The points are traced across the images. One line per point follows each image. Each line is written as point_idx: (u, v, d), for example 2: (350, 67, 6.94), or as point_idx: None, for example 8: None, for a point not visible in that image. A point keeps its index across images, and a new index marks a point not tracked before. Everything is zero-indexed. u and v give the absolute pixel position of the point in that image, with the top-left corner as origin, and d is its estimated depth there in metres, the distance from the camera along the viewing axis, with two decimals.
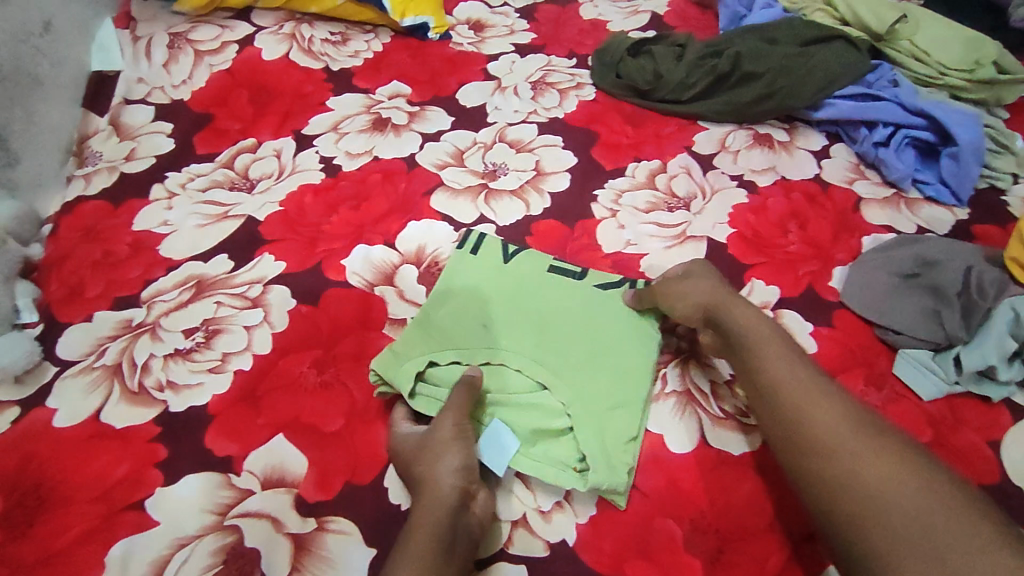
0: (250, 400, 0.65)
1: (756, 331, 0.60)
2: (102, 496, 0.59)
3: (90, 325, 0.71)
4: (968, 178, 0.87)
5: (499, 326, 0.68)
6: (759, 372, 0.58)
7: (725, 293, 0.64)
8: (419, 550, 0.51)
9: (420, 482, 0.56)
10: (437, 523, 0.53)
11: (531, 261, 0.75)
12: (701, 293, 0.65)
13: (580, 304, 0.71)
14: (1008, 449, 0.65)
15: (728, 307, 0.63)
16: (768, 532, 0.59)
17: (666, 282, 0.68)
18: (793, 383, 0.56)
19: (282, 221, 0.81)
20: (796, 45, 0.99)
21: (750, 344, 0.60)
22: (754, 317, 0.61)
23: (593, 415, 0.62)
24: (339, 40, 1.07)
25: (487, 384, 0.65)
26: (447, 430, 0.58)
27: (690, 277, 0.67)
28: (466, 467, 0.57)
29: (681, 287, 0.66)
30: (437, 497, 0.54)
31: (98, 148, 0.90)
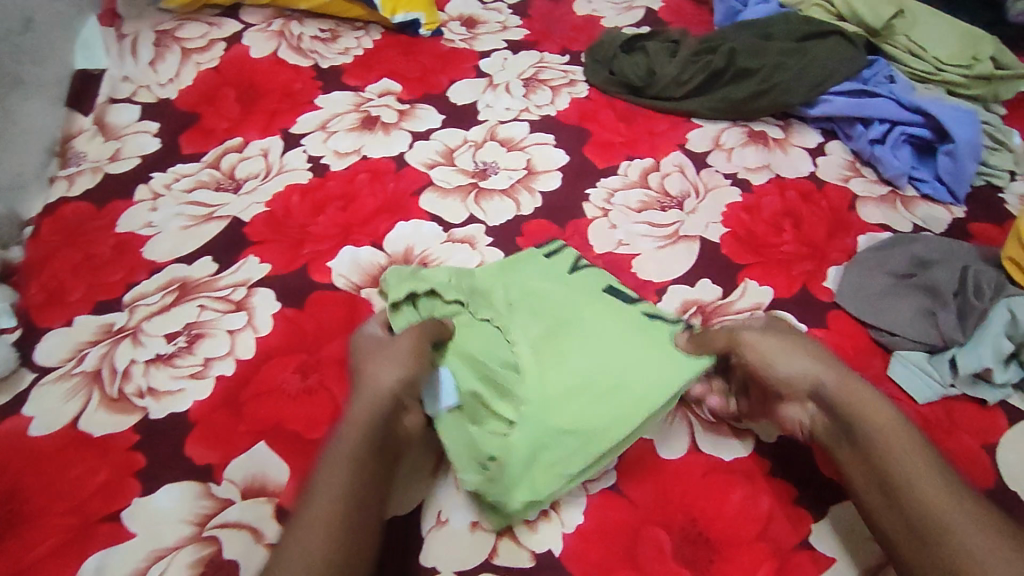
0: (233, 406, 0.64)
1: (882, 424, 0.54)
2: (78, 507, 0.58)
3: (70, 330, 0.70)
4: (965, 174, 0.85)
5: (520, 309, 0.66)
6: (890, 472, 0.52)
7: (841, 371, 0.58)
8: (344, 452, 0.53)
9: (363, 380, 0.58)
10: (362, 424, 0.54)
11: (594, 278, 0.71)
12: (808, 363, 0.58)
13: (607, 323, 0.65)
14: (1003, 453, 0.64)
15: (848, 396, 0.56)
16: (758, 541, 0.58)
17: (754, 334, 0.60)
18: (939, 497, 0.50)
19: (268, 222, 0.80)
20: (791, 41, 0.98)
21: (881, 441, 0.53)
22: (879, 405, 0.55)
23: (547, 440, 0.58)
24: (328, 37, 1.06)
25: (469, 338, 0.65)
26: (401, 345, 0.60)
27: (790, 346, 0.59)
28: (408, 378, 0.57)
29: (782, 362, 0.58)
30: (372, 398, 0.56)
31: (82, 148, 0.89)
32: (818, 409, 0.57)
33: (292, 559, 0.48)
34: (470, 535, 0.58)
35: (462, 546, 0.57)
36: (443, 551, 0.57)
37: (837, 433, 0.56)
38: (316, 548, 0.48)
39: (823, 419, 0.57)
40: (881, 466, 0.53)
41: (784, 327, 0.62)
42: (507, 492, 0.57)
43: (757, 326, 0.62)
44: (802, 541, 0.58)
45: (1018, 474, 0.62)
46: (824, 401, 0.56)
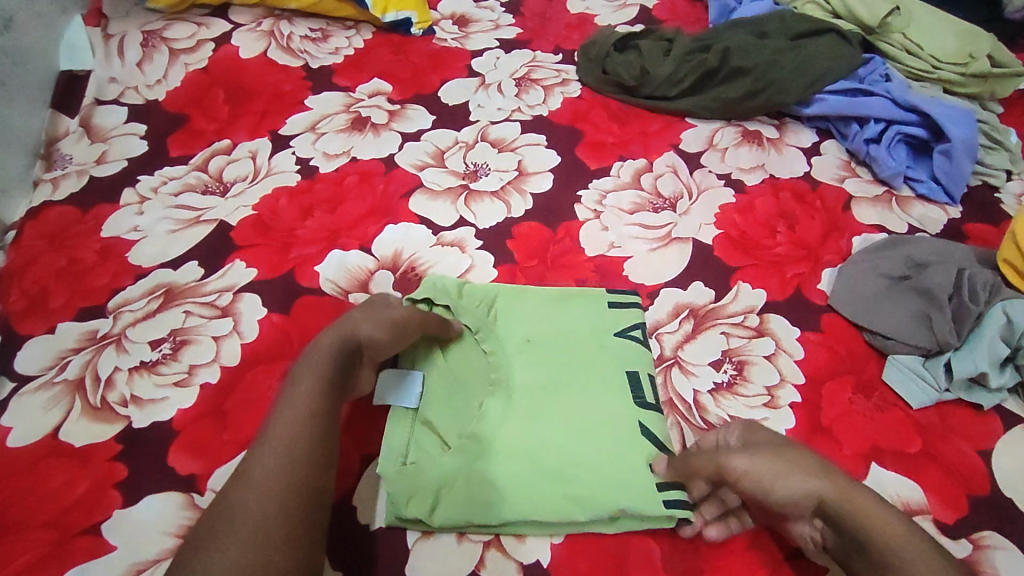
0: (217, 415, 0.63)
1: (889, 538, 0.49)
2: (58, 519, 0.57)
3: (52, 337, 0.69)
4: (961, 174, 0.84)
5: (535, 349, 0.68)
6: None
7: (838, 481, 0.52)
8: (302, 387, 0.53)
9: (338, 322, 0.59)
10: (326, 367, 0.55)
11: (633, 355, 0.68)
12: (805, 481, 0.52)
13: (595, 426, 0.62)
14: (998, 459, 0.63)
15: (857, 515, 0.50)
16: (749, 550, 0.57)
17: (742, 461, 0.54)
18: None
19: (255, 226, 0.79)
20: (786, 39, 0.97)
21: (899, 562, 0.47)
22: (889, 520, 0.49)
23: (468, 477, 0.59)
24: (319, 36, 1.05)
25: (470, 352, 0.67)
26: (388, 312, 0.60)
27: (787, 464, 0.53)
28: (381, 333, 0.59)
29: (782, 483, 0.52)
30: (340, 338, 0.57)
31: (68, 150, 0.88)
32: (827, 527, 0.52)
33: (255, 466, 0.48)
34: (456, 546, 0.57)
35: (449, 556, 0.56)
36: (429, 562, 0.56)
37: (853, 556, 0.50)
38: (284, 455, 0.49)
39: (834, 537, 0.51)
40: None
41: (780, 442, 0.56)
42: (403, 502, 0.58)
43: (739, 445, 0.56)
44: (792, 551, 0.57)
45: (1013, 480, 0.61)
46: (831, 518, 0.51)
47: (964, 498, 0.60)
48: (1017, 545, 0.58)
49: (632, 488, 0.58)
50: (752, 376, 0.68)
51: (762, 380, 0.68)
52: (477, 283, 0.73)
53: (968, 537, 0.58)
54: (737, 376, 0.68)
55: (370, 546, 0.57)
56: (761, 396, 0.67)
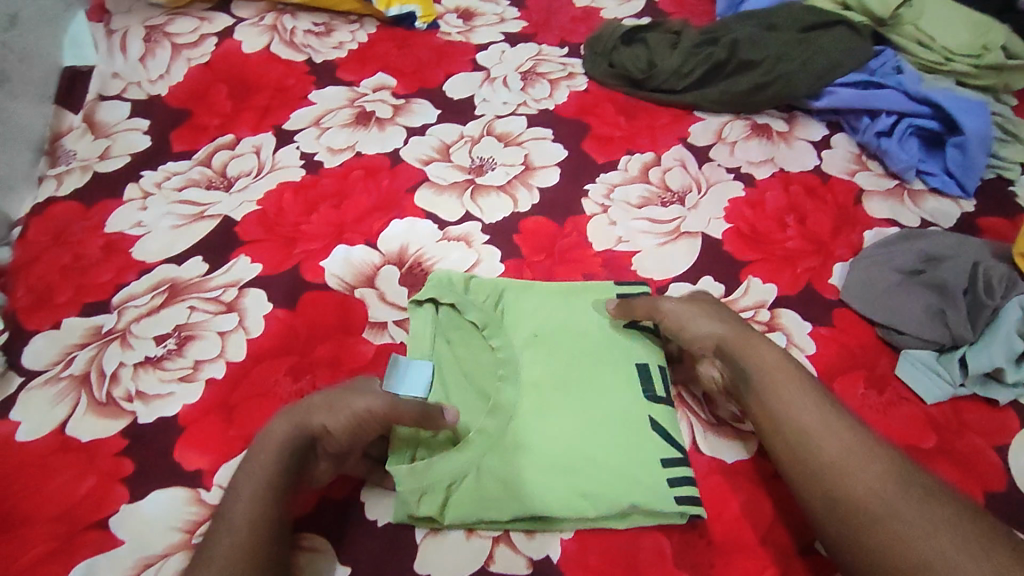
0: (223, 410, 0.63)
1: (773, 369, 0.57)
2: (66, 513, 0.56)
3: (58, 332, 0.68)
4: (975, 167, 0.83)
5: (544, 344, 0.66)
6: (777, 406, 0.56)
7: (740, 326, 0.61)
8: (248, 483, 0.51)
9: (290, 411, 0.55)
10: (274, 462, 0.52)
11: (643, 349, 0.66)
12: (714, 325, 0.61)
13: (606, 420, 0.61)
14: (1014, 455, 0.62)
15: (745, 347, 0.59)
16: (761, 545, 0.56)
17: (671, 302, 0.63)
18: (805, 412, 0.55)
19: (260, 221, 0.78)
20: (796, 31, 0.96)
21: (772, 387, 0.57)
22: (775, 357, 0.58)
23: (479, 475, 0.58)
24: (322, 30, 1.04)
25: (478, 353, 0.66)
26: (349, 406, 0.55)
27: (702, 310, 0.62)
28: (341, 427, 0.54)
29: (694, 322, 0.61)
30: (291, 433, 0.53)
31: (72, 146, 0.87)
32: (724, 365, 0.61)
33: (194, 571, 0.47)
34: (465, 542, 0.56)
35: (459, 551, 0.56)
36: (437, 558, 0.56)
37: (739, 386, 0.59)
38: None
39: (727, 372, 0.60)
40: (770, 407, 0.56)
41: (702, 300, 0.64)
42: (414, 501, 0.57)
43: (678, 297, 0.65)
44: (805, 547, 0.56)
45: None
46: (725, 354, 0.60)
47: (981, 493, 0.59)
48: None
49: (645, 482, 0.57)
50: None
51: None
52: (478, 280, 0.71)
53: None
54: None
55: (378, 541, 0.56)
56: None
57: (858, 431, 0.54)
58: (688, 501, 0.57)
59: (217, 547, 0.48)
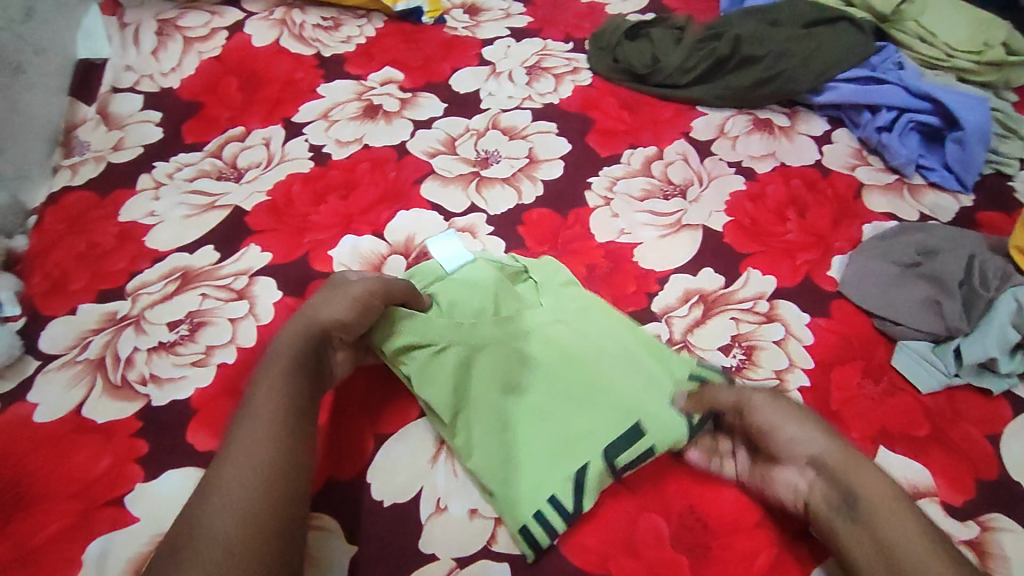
0: (235, 394, 0.64)
1: (884, 497, 0.52)
2: (83, 491, 0.58)
3: (74, 318, 0.70)
4: (974, 162, 0.84)
5: (562, 330, 0.67)
6: (887, 538, 0.50)
7: (842, 444, 0.56)
8: (274, 377, 0.55)
9: (301, 310, 0.61)
10: (298, 349, 0.58)
11: (660, 420, 0.61)
12: (813, 433, 0.56)
13: (553, 455, 0.59)
14: (1006, 443, 0.63)
15: (851, 467, 0.54)
16: (757, 528, 0.58)
17: (763, 396, 0.59)
18: (919, 546, 0.49)
19: (270, 211, 0.80)
20: (798, 27, 0.97)
21: (881, 517, 0.51)
22: (884, 482, 0.53)
23: (451, 354, 0.64)
24: (331, 25, 1.05)
25: (509, 300, 0.69)
26: (354, 290, 0.62)
27: (798, 414, 0.58)
28: (345, 313, 0.60)
29: (791, 429, 0.57)
30: (306, 330, 0.59)
31: (85, 138, 0.89)
32: (820, 481, 0.55)
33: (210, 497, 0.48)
34: (468, 522, 0.58)
35: (464, 531, 0.58)
36: (440, 536, 0.58)
37: (842, 510, 0.53)
38: (252, 452, 0.50)
39: (826, 492, 0.54)
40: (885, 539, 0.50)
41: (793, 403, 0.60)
42: (384, 339, 0.65)
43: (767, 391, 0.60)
44: (800, 530, 0.58)
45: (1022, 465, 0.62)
46: (826, 470, 0.55)
47: (972, 480, 0.61)
48: None
49: (521, 500, 0.57)
50: (762, 361, 0.69)
51: (771, 364, 0.68)
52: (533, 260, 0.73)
53: (976, 519, 0.59)
54: (746, 360, 0.69)
55: (384, 520, 0.58)
56: (771, 379, 0.67)
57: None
58: (626, 455, 0.59)
59: (236, 450, 0.50)
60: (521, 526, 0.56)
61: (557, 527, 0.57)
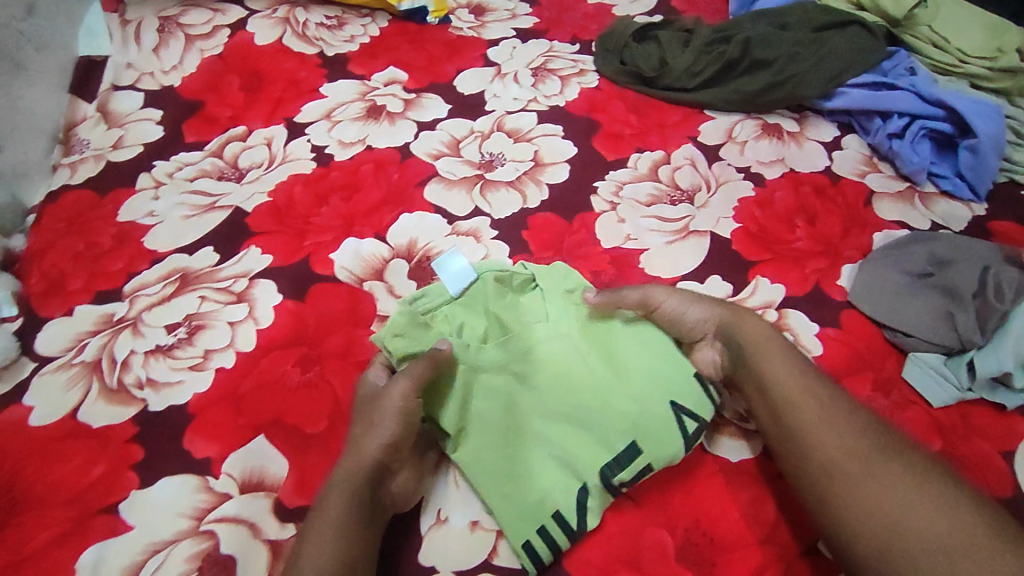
0: (233, 400, 0.63)
1: (771, 351, 0.60)
2: (76, 498, 0.57)
3: (71, 319, 0.69)
4: (987, 171, 0.83)
5: (561, 344, 0.65)
6: (765, 377, 0.59)
7: (730, 308, 0.64)
8: (331, 514, 0.53)
9: (348, 447, 0.57)
10: (350, 483, 0.55)
11: (658, 431, 0.59)
12: (708, 310, 0.64)
13: (557, 471, 0.59)
14: (1020, 460, 0.62)
15: (741, 328, 0.62)
16: (763, 544, 0.57)
17: (662, 292, 0.65)
18: (789, 381, 0.58)
19: (271, 213, 0.79)
20: (808, 31, 0.95)
21: (760, 361, 0.60)
22: (767, 334, 0.61)
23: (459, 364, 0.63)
24: (334, 24, 1.04)
25: (513, 313, 0.67)
26: (392, 399, 0.58)
27: (693, 296, 0.65)
28: (394, 433, 0.57)
29: (689, 309, 0.64)
30: (357, 467, 0.55)
31: (85, 135, 0.88)
32: (723, 349, 0.63)
33: None
34: (469, 535, 0.57)
35: (467, 545, 0.57)
36: (441, 549, 0.57)
37: (737, 365, 0.61)
38: None
39: (727, 356, 0.63)
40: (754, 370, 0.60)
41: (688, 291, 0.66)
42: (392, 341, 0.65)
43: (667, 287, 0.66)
44: (807, 547, 0.57)
45: None
46: (726, 338, 0.62)
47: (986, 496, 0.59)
48: None
49: (525, 514, 0.57)
50: None
51: None
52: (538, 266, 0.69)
53: None
54: None
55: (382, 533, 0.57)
56: None
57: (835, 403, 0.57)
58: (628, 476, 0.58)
59: None
60: (524, 542, 0.56)
61: (559, 543, 0.56)
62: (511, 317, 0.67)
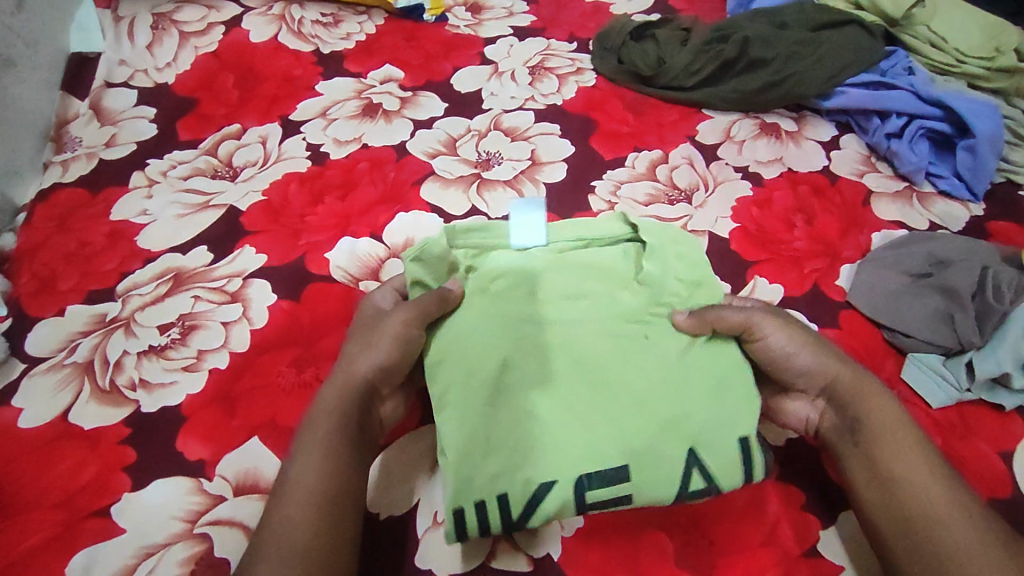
0: (226, 401, 0.62)
1: (891, 425, 0.56)
2: (66, 501, 0.56)
3: (62, 319, 0.68)
4: (985, 171, 0.82)
5: (634, 342, 0.61)
6: (884, 454, 0.55)
7: (851, 367, 0.60)
8: (327, 422, 0.55)
9: (341, 365, 0.60)
10: (344, 397, 0.57)
11: (659, 469, 0.55)
12: (826, 362, 0.60)
13: (520, 459, 0.55)
14: (1019, 461, 0.61)
15: (860, 393, 0.58)
16: (763, 548, 0.56)
17: (773, 327, 0.60)
18: (908, 462, 0.54)
19: (266, 212, 0.78)
20: (807, 30, 0.95)
21: (882, 435, 0.56)
22: (886, 403, 0.57)
23: (484, 318, 0.61)
24: (330, 21, 1.03)
25: (579, 289, 0.64)
26: (392, 326, 0.59)
27: (807, 337, 0.61)
28: (386, 355, 0.59)
29: (802, 356, 0.60)
30: (348, 383, 0.58)
31: (78, 133, 0.87)
32: (829, 407, 0.60)
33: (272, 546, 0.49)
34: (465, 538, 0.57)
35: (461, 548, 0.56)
36: (437, 552, 0.56)
37: (847, 430, 0.58)
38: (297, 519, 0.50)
39: (832, 417, 0.59)
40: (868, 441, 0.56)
41: (804, 331, 0.62)
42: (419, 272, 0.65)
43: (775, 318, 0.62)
44: (808, 548, 0.56)
45: None
46: (837, 398, 0.59)
47: (984, 498, 0.59)
48: None
49: (473, 481, 0.54)
50: None
51: None
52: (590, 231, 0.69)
53: None
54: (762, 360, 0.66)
55: (377, 535, 0.57)
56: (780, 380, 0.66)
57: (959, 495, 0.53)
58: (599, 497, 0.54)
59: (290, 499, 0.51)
60: (458, 508, 0.53)
61: (490, 524, 0.54)
62: (543, 284, 0.64)
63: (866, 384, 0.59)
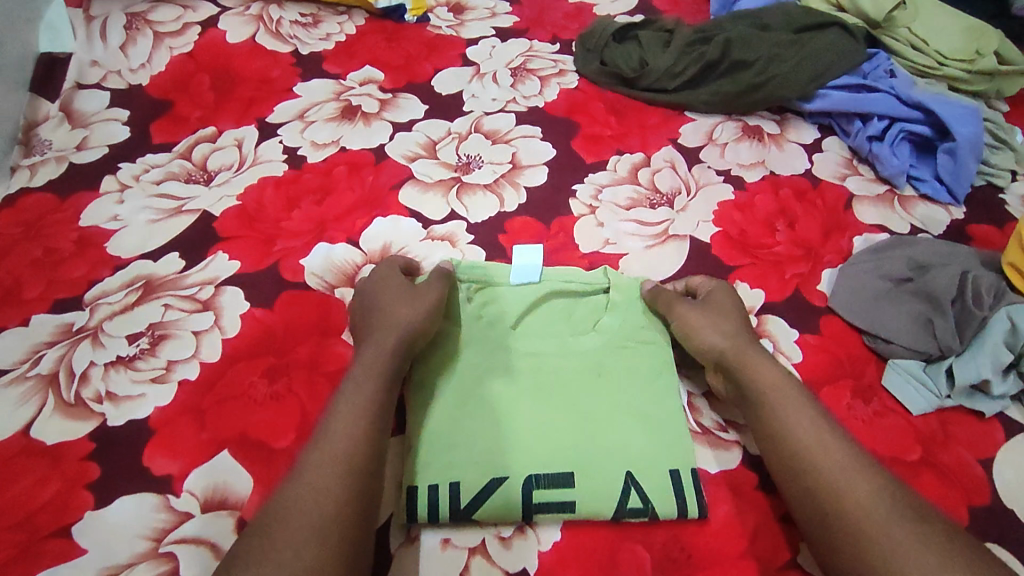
0: (196, 414, 0.61)
1: (777, 391, 0.58)
2: (27, 520, 0.55)
3: (26, 329, 0.66)
4: (965, 174, 0.82)
5: (607, 368, 0.65)
6: (774, 417, 0.57)
7: (744, 344, 0.63)
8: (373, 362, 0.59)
9: (384, 324, 0.62)
10: (391, 349, 0.60)
11: (601, 482, 0.58)
12: (721, 338, 0.63)
13: (479, 455, 0.59)
14: (999, 468, 0.61)
15: (746, 365, 0.61)
16: (743, 559, 0.56)
17: (685, 307, 0.65)
18: (797, 421, 0.56)
19: (240, 217, 0.76)
20: (789, 32, 0.95)
21: (770, 402, 0.58)
22: (774, 376, 0.60)
23: (489, 328, 0.67)
24: (309, 21, 1.01)
25: (568, 318, 0.68)
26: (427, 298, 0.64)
27: (713, 315, 0.65)
28: (420, 328, 0.62)
29: (704, 331, 0.64)
30: (397, 344, 0.60)
31: (47, 136, 0.85)
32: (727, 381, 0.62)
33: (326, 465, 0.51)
34: (440, 553, 0.56)
35: (433, 561, 0.55)
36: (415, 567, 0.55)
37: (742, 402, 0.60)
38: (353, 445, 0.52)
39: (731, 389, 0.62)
40: (759, 407, 0.58)
41: (717, 306, 0.66)
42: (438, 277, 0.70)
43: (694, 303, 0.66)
44: (789, 560, 0.56)
45: (1014, 490, 0.60)
46: (730, 371, 0.61)
47: (964, 507, 0.59)
48: (1017, 557, 0.56)
49: (429, 466, 0.59)
50: None
51: None
52: (576, 274, 0.70)
53: None
54: None
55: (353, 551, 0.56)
56: None
57: (853, 450, 0.54)
58: (547, 504, 0.57)
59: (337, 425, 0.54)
60: (413, 486, 0.57)
61: (440, 510, 0.56)
62: (541, 307, 0.69)
63: (757, 359, 0.61)
